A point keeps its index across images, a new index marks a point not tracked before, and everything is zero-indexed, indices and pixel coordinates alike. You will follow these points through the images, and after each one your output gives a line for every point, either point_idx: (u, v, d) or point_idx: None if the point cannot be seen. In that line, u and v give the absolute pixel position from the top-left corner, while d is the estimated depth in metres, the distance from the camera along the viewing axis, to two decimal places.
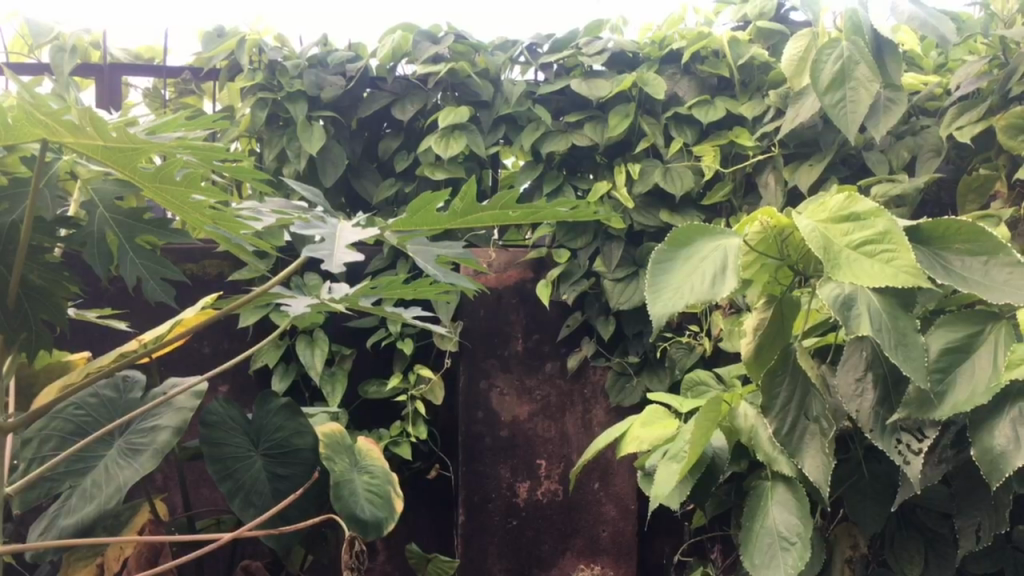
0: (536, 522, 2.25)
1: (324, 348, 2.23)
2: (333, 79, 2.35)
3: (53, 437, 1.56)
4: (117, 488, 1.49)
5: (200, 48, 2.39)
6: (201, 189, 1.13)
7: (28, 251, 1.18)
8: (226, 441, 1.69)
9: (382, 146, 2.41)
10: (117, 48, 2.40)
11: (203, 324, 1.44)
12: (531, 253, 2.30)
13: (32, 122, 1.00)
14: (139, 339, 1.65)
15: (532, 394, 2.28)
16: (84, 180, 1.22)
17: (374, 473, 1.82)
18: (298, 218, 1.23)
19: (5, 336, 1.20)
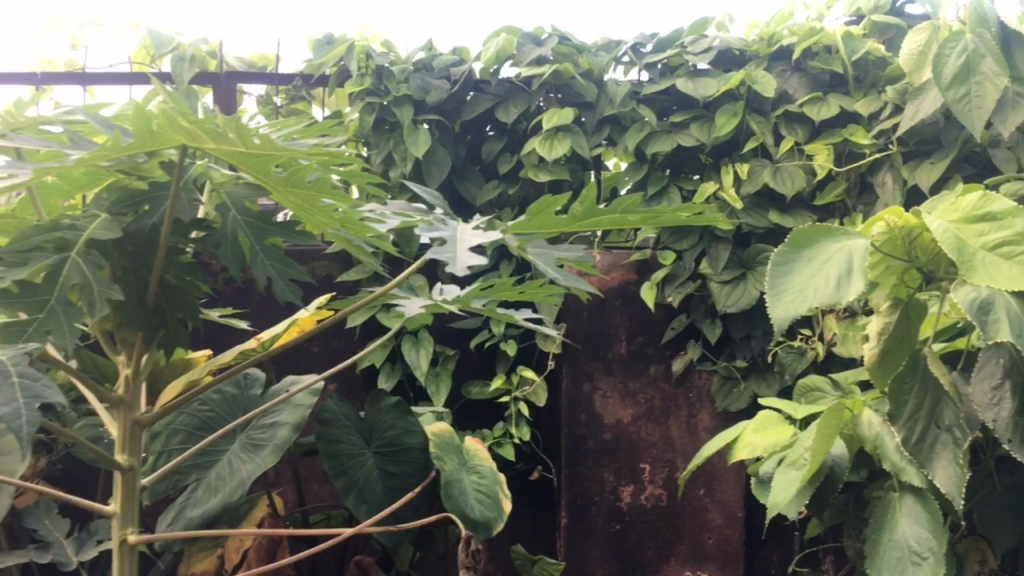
0: (640, 527, 2.22)
1: (428, 349, 2.25)
2: (438, 83, 2.37)
3: (179, 431, 1.63)
4: (240, 481, 1.53)
5: (310, 55, 2.45)
6: (330, 194, 1.16)
7: (166, 253, 1.23)
8: (340, 439, 1.73)
9: (485, 149, 2.42)
10: (232, 57, 2.48)
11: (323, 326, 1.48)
12: (635, 255, 2.28)
13: (175, 129, 1.05)
14: (258, 339, 1.72)
15: (635, 398, 2.26)
16: (217, 186, 1.26)
17: (483, 473, 1.83)
18: (421, 221, 1.25)
19: (143, 335, 1.25)
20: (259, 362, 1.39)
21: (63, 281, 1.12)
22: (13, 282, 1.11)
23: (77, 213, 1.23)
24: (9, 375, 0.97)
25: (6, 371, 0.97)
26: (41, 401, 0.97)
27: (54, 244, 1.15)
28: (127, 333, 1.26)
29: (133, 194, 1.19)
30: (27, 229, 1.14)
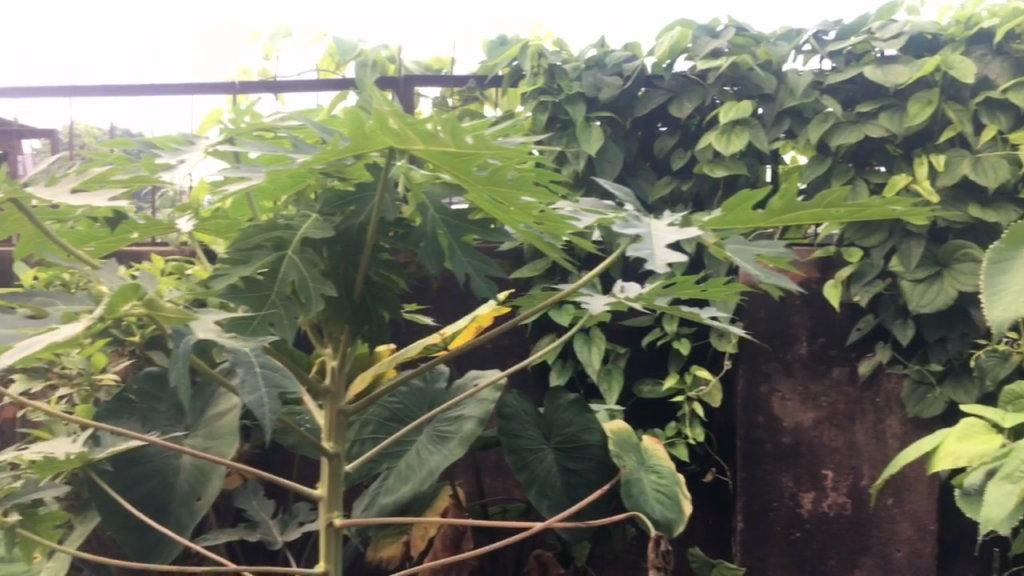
0: (822, 536, 2.14)
1: (601, 347, 2.24)
2: (611, 80, 2.36)
3: (371, 421, 1.71)
4: (429, 472, 1.59)
5: (484, 57, 2.49)
6: (528, 191, 1.18)
7: (372, 251, 1.29)
8: (521, 433, 1.76)
9: (658, 145, 2.38)
10: (409, 61, 2.55)
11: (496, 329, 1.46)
12: (818, 252, 2.18)
13: (386, 132, 1.09)
14: (441, 333, 1.78)
15: (817, 401, 2.17)
16: (417, 186, 1.30)
17: (662, 473, 1.80)
18: (616, 218, 1.25)
19: (348, 328, 1.32)
20: (447, 360, 1.42)
21: (282, 277, 1.22)
22: (240, 279, 1.22)
23: (288, 213, 1.31)
24: (253, 367, 1.02)
25: (250, 364, 1.02)
26: (280, 392, 1.02)
27: (272, 243, 1.24)
28: (334, 326, 1.33)
29: (341, 195, 1.26)
30: (250, 229, 1.24)
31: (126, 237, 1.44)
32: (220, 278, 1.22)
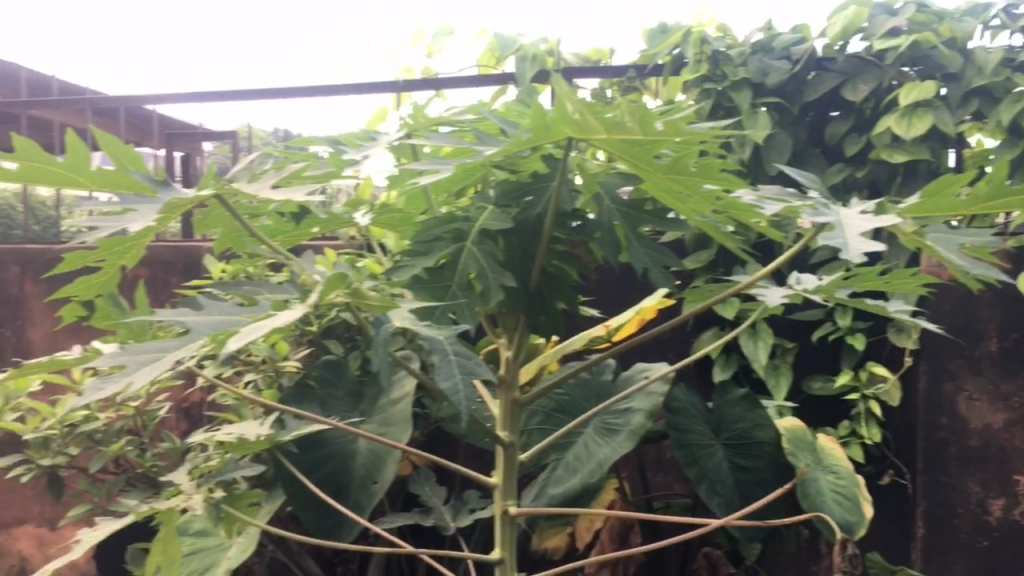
0: (1012, 545, 2.02)
1: (768, 341, 2.14)
2: (778, 64, 2.27)
3: (538, 412, 1.73)
4: (599, 464, 1.58)
5: (644, 46, 2.44)
6: (712, 179, 1.15)
7: (548, 242, 1.29)
8: (689, 428, 1.72)
9: (830, 130, 2.27)
10: (568, 53, 2.52)
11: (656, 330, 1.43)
12: (1011, 241, 2.02)
13: (568, 122, 1.09)
14: (606, 325, 1.77)
15: (1008, 401, 2.02)
16: (592, 175, 1.29)
17: (840, 474, 1.72)
18: (803, 206, 1.20)
19: (524, 318, 1.32)
20: (614, 356, 1.41)
21: (461, 268, 1.25)
22: (423, 269, 1.25)
23: (465, 205, 1.33)
24: (448, 354, 1.03)
25: (445, 351, 1.04)
26: (475, 378, 1.03)
27: (452, 234, 1.27)
28: (510, 316, 1.34)
29: (519, 186, 1.27)
30: (431, 221, 1.27)
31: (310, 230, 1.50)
32: (403, 270, 1.26)
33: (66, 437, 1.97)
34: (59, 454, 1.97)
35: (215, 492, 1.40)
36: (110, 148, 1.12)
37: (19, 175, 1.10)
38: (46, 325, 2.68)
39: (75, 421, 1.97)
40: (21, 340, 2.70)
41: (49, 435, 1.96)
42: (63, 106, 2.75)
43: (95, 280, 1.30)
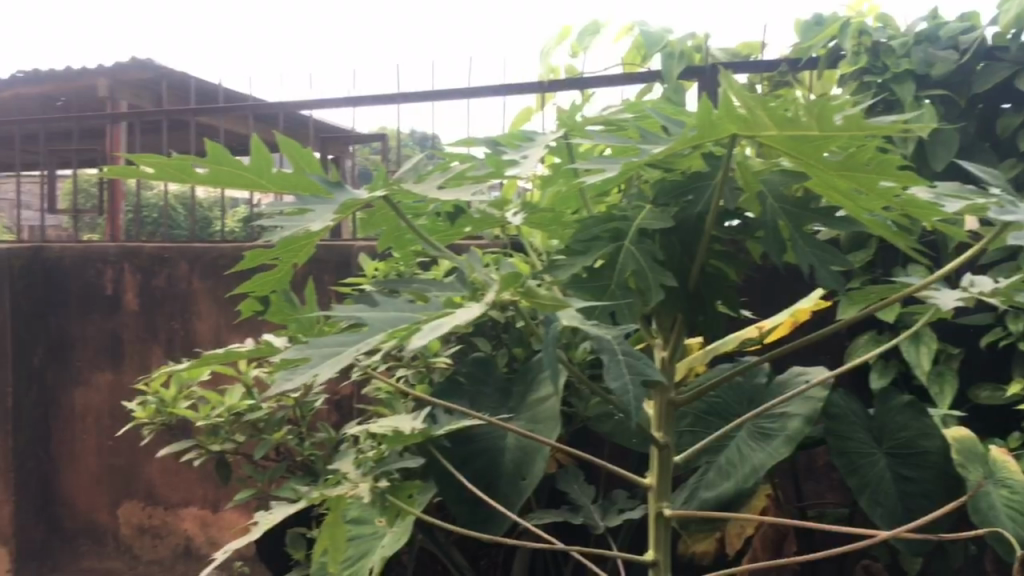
0: None
1: (931, 346, 2.01)
2: (944, 54, 2.15)
3: (689, 414, 1.71)
4: (753, 469, 1.54)
5: (797, 40, 2.36)
6: (888, 175, 1.11)
7: (709, 241, 1.27)
8: (849, 435, 1.66)
9: (1001, 124, 2.14)
10: (716, 48, 2.48)
11: (814, 335, 1.36)
12: None
13: (735, 119, 1.07)
14: (759, 326, 1.73)
15: None
16: (755, 173, 1.27)
17: (1014, 488, 1.56)
18: (988, 204, 1.13)
19: (682, 319, 1.31)
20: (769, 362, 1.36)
21: (620, 268, 1.25)
22: (583, 268, 1.26)
23: (623, 204, 1.33)
24: (617, 355, 1.04)
25: (614, 351, 1.04)
26: (644, 379, 1.03)
27: (610, 233, 1.27)
28: (667, 316, 1.33)
29: (678, 185, 1.25)
30: (590, 220, 1.28)
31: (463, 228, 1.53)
32: (563, 269, 1.27)
33: (232, 425, 2.09)
34: (227, 441, 2.10)
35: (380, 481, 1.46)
36: (290, 150, 1.21)
37: (211, 179, 1.19)
38: (210, 319, 2.85)
39: (241, 410, 2.09)
40: (188, 332, 2.88)
41: (218, 422, 2.09)
42: (228, 113, 2.92)
43: (271, 278, 1.38)
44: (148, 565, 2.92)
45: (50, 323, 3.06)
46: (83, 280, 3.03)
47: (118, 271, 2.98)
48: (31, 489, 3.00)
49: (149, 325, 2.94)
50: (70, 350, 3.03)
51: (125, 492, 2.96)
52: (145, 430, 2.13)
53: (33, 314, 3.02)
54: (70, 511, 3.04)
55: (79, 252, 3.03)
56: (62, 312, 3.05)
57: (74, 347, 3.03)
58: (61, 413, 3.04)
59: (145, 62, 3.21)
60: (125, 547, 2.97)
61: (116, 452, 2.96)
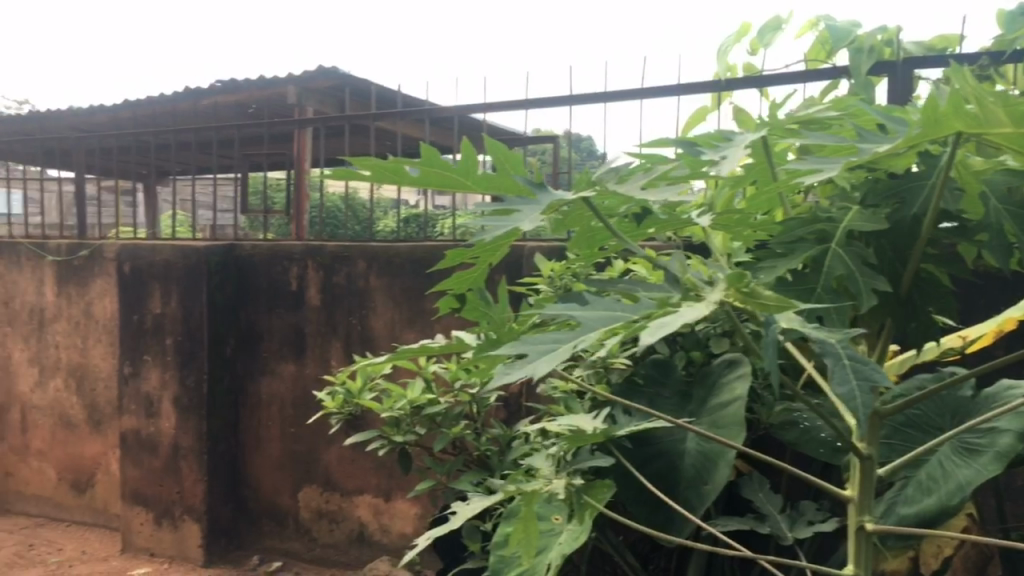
0: None
1: None
2: None
3: (885, 425, 1.64)
4: (959, 486, 1.46)
5: (1001, 31, 2.22)
6: None
7: (923, 245, 1.22)
8: None
9: None
10: (909, 42, 2.36)
11: None
12: None
13: (964, 116, 1.02)
14: (961, 334, 1.67)
15: None
16: (975, 174, 1.20)
17: None
18: None
19: (893, 325, 1.26)
20: (980, 376, 1.27)
21: (827, 271, 1.22)
22: (787, 270, 1.24)
23: (827, 207, 1.29)
24: (842, 358, 1.02)
25: (839, 355, 1.02)
26: (872, 385, 1.00)
27: (815, 236, 1.24)
28: (874, 322, 1.28)
29: (890, 187, 1.22)
30: (793, 222, 1.25)
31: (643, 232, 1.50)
32: (766, 270, 1.25)
33: (413, 417, 2.18)
34: (408, 432, 2.19)
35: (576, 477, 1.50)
36: (496, 152, 1.25)
37: (420, 181, 1.24)
38: (387, 316, 2.97)
39: (422, 404, 2.17)
40: (366, 328, 3.02)
41: (400, 414, 2.18)
42: (405, 118, 3.03)
43: (467, 276, 1.44)
44: (325, 548, 3.09)
45: (242, 317, 3.27)
46: (271, 276, 3.22)
47: (302, 268, 3.15)
48: (222, 471, 3.19)
49: (330, 321, 3.09)
50: (258, 342, 3.24)
51: (305, 477, 3.13)
52: (334, 419, 2.25)
53: (228, 308, 3.23)
54: (256, 493, 3.24)
55: (268, 250, 3.22)
56: (251, 306, 3.26)
57: (263, 339, 3.23)
58: (249, 400, 3.25)
59: (330, 70, 3.38)
60: (305, 529, 3.14)
61: (299, 438, 3.14)
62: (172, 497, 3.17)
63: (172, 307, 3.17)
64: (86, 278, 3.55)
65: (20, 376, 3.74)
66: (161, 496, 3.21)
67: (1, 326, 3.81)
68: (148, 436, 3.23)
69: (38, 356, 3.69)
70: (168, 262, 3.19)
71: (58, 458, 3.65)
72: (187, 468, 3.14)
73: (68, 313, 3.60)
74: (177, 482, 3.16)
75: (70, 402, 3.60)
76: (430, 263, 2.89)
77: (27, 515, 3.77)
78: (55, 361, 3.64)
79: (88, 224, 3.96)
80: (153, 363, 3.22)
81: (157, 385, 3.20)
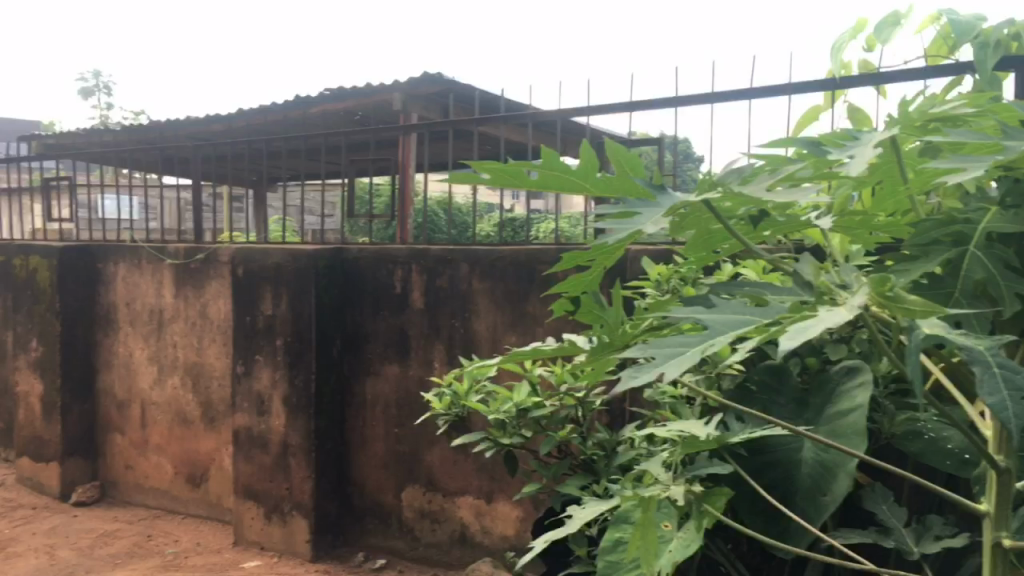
0: None
1: None
2: None
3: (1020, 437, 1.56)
4: None
5: None
6: None
7: None
8: None
9: None
10: None
11: None
12: None
13: None
14: None
15: None
16: None
17: None
18: None
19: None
20: None
21: (966, 275, 1.19)
22: (922, 274, 1.20)
23: (961, 209, 1.24)
24: (991, 367, 0.98)
25: (987, 364, 0.98)
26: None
27: (951, 237, 1.20)
28: (1013, 328, 1.23)
29: None
30: (928, 223, 1.20)
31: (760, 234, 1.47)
32: (900, 275, 1.22)
33: (519, 420, 2.18)
34: (514, 435, 2.19)
35: (693, 485, 1.48)
36: (617, 155, 1.24)
37: (540, 185, 1.25)
38: (490, 319, 2.99)
39: (528, 407, 2.18)
40: (469, 332, 3.05)
41: (506, 417, 2.19)
42: (507, 122, 3.04)
43: (582, 279, 1.44)
44: (428, 547, 3.13)
45: (348, 319, 3.34)
46: (376, 280, 3.28)
47: (407, 271, 3.20)
48: (329, 469, 3.27)
49: (433, 323, 3.14)
50: (364, 344, 3.31)
51: (409, 477, 3.19)
52: (441, 420, 2.28)
53: (335, 310, 3.31)
54: (362, 491, 3.32)
55: (374, 253, 3.28)
56: (357, 309, 3.33)
57: (368, 341, 3.30)
58: (355, 400, 3.33)
59: (435, 77, 3.43)
60: (408, 528, 3.19)
61: (403, 439, 3.20)
62: (282, 493, 3.27)
63: (283, 309, 3.28)
64: (203, 280, 3.71)
65: (141, 374, 3.92)
66: (271, 491, 3.31)
67: (124, 326, 4.01)
68: (260, 433, 3.34)
69: (157, 355, 3.86)
70: (279, 265, 3.29)
71: (175, 453, 3.81)
72: (295, 465, 3.24)
73: (185, 314, 3.76)
74: (287, 479, 3.26)
75: (187, 399, 3.75)
76: (532, 267, 2.89)
77: (146, 507, 3.95)
78: (173, 359, 3.80)
79: (204, 229, 4.13)
80: (265, 363, 3.33)
81: (268, 384, 3.31)
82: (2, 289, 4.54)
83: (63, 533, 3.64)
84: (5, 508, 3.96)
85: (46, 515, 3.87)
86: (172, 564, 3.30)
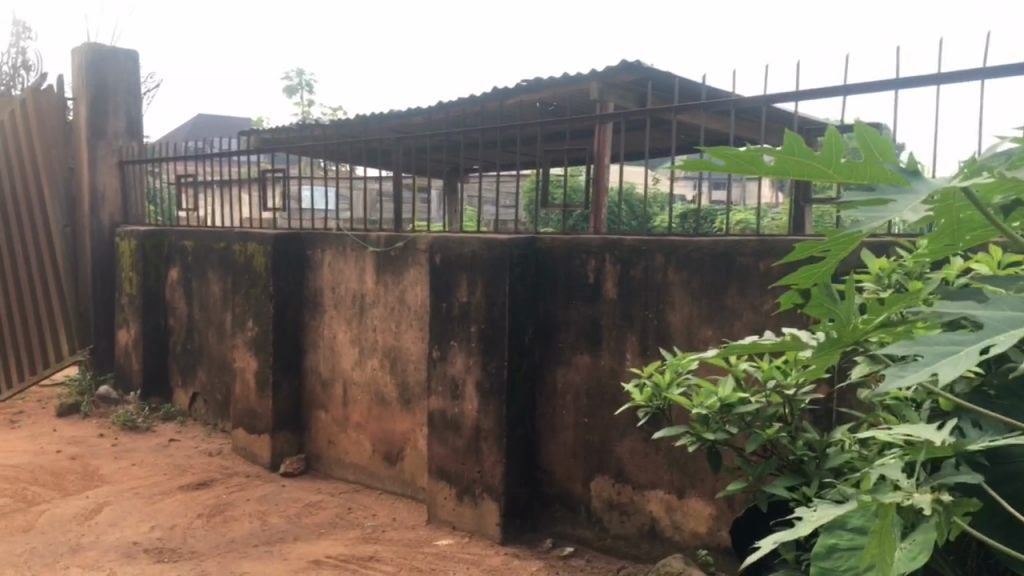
0: None
1: None
2: None
3: None
4: None
5: None
6: None
7: None
8: None
9: None
10: None
11: None
12: None
13: None
14: None
15: None
16: None
17: None
18: None
19: None
20: None
21: None
22: None
23: None
24: None
25: None
26: None
27: None
28: None
29: None
30: None
31: (1015, 224, 1.34)
32: None
33: (724, 416, 2.12)
34: (718, 431, 2.12)
35: (940, 496, 1.37)
36: (865, 139, 1.17)
37: (778, 172, 1.20)
38: (685, 311, 2.94)
39: (734, 403, 2.11)
40: (663, 323, 3.00)
41: (710, 412, 2.13)
42: (710, 109, 2.96)
43: (814, 271, 1.37)
44: (616, 539, 3.12)
45: (540, 308, 3.38)
46: (569, 269, 3.30)
47: (601, 261, 3.19)
48: (520, 455, 3.33)
49: (626, 314, 3.11)
50: (556, 333, 3.34)
51: (598, 467, 3.19)
52: (642, 412, 2.25)
53: (528, 298, 3.36)
54: (551, 478, 3.36)
55: (568, 242, 3.30)
56: (550, 298, 3.36)
57: (560, 329, 3.33)
58: (546, 388, 3.37)
59: (633, 64, 3.39)
60: (597, 518, 3.20)
61: (593, 429, 3.21)
62: (473, 475, 3.36)
63: (477, 297, 3.36)
64: (402, 268, 3.86)
65: (344, 355, 4.15)
66: (463, 473, 3.41)
67: (329, 309, 4.25)
68: (453, 417, 3.45)
69: (359, 338, 4.07)
70: (475, 253, 3.37)
71: (373, 432, 4.00)
72: (487, 450, 3.31)
73: (385, 299, 3.93)
74: (478, 462, 3.34)
75: (385, 380, 3.93)
76: (731, 258, 2.81)
77: (346, 481, 4.18)
78: (373, 342, 4.00)
79: (402, 217, 4.29)
80: (459, 349, 3.42)
81: (462, 369, 3.41)
82: (223, 272, 4.93)
83: (274, 501, 3.92)
84: (224, 474, 4.31)
85: (259, 483, 4.17)
86: (371, 536, 3.47)
